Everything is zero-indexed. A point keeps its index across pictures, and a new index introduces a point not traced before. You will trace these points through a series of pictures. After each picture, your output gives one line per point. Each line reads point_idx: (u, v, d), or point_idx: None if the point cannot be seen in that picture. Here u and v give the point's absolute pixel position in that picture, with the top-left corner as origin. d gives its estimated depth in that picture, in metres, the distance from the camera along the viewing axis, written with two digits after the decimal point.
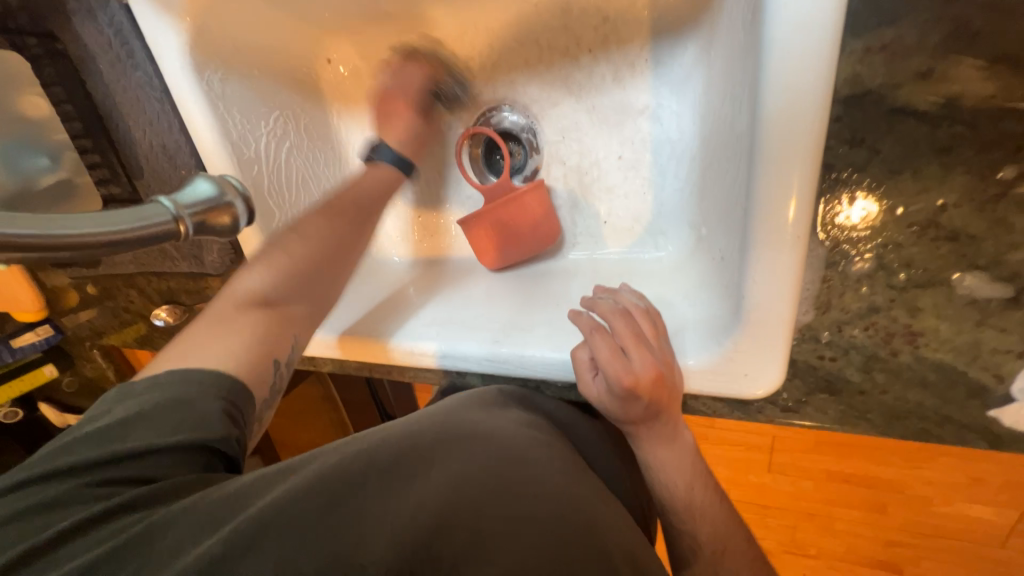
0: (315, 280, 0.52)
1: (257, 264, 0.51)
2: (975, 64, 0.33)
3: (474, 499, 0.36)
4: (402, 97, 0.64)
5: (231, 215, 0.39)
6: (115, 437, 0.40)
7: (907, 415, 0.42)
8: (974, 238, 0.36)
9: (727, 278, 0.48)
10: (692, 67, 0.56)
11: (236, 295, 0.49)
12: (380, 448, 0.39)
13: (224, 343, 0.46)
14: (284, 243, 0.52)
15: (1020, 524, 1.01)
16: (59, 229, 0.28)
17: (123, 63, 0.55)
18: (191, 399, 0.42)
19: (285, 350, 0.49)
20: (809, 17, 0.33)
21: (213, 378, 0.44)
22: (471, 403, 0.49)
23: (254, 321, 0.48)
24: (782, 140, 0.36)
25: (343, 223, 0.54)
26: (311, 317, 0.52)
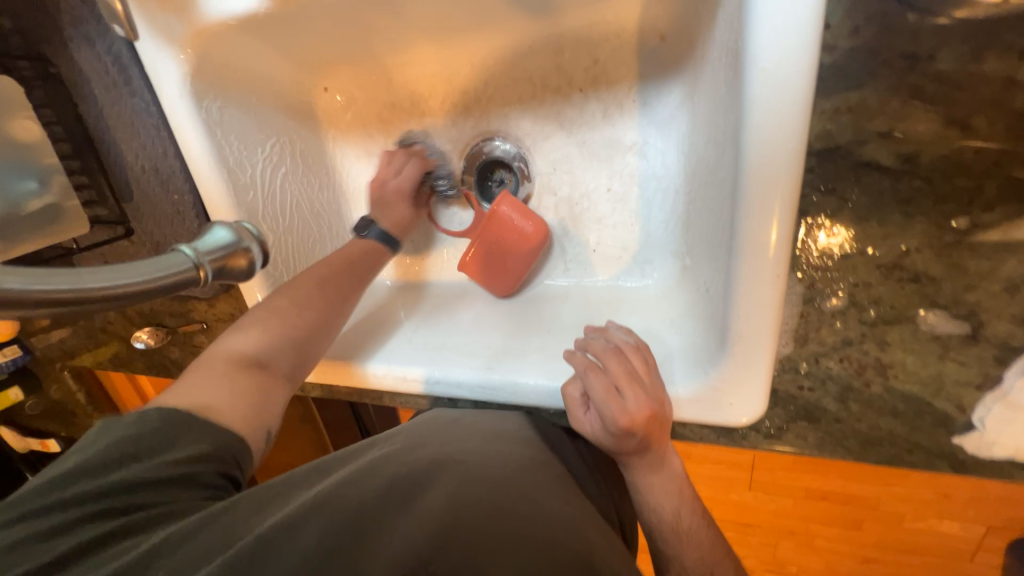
0: (308, 347, 0.51)
1: (250, 325, 0.50)
2: (931, 126, 0.36)
3: (472, 522, 0.38)
4: (395, 183, 0.66)
5: (247, 258, 0.40)
6: (104, 469, 0.40)
7: (880, 441, 0.45)
8: (934, 280, 0.39)
9: (711, 309, 0.50)
10: (676, 110, 0.60)
11: (222, 354, 0.48)
12: (377, 476, 0.41)
13: (216, 398, 0.45)
14: (280, 308, 0.51)
15: (986, 539, 1.05)
16: (91, 282, 0.29)
17: (119, 89, 0.55)
18: (181, 437, 0.42)
19: (278, 413, 0.48)
20: (786, 77, 0.36)
21: (205, 423, 0.43)
22: (480, 428, 0.50)
23: (246, 384, 0.47)
24: (760, 189, 0.39)
25: (335, 287, 0.55)
26: (298, 377, 0.51)
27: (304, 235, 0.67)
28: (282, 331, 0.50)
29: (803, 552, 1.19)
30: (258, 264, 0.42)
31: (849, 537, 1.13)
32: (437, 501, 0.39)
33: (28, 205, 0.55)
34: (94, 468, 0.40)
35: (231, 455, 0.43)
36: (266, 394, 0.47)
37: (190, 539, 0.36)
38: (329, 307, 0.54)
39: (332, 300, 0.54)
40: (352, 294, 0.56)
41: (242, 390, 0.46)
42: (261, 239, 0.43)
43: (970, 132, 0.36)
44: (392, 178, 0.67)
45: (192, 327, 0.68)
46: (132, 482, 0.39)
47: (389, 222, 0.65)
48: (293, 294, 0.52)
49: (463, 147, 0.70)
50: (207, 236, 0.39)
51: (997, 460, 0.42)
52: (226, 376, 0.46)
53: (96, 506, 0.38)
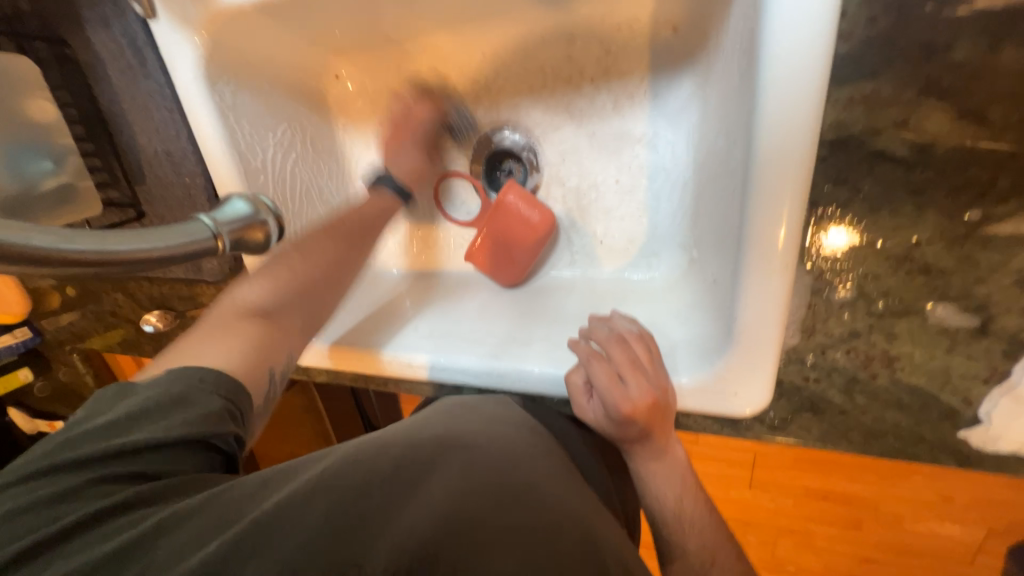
0: (312, 296, 0.54)
1: (258, 276, 0.53)
2: (947, 117, 0.36)
3: (474, 512, 0.37)
4: (407, 132, 0.67)
5: (263, 232, 0.43)
6: (115, 430, 0.41)
7: (884, 434, 0.45)
8: (944, 273, 0.39)
9: (718, 300, 0.50)
10: (687, 101, 0.60)
11: (231, 305, 0.51)
12: (381, 458, 0.40)
13: (221, 352, 0.48)
14: (285, 259, 0.54)
15: (986, 542, 1.05)
16: (117, 245, 0.31)
17: (134, 72, 0.56)
18: (190, 395, 0.44)
19: (280, 360, 0.51)
20: (800, 66, 0.36)
21: (215, 379, 0.45)
22: (494, 416, 0.50)
23: (252, 331, 0.50)
24: (771, 179, 0.39)
25: (342, 244, 0.57)
26: (304, 328, 0.54)
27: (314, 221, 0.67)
28: (286, 280, 0.53)
29: (802, 552, 1.18)
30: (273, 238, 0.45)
31: (849, 537, 1.13)
32: (440, 489, 0.38)
33: (42, 185, 0.55)
34: (111, 428, 0.42)
35: (237, 412, 0.46)
36: (270, 341, 0.50)
37: (194, 516, 0.36)
38: (336, 259, 0.56)
39: (338, 249, 0.56)
40: (353, 249, 0.58)
41: (247, 337, 0.49)
42: (275, 212, 0.45)
43: (986, 123, 0.35)
44: (406, 130, 0.67)
45: (200, 311, 0.69)
46: (147, 446, 0.40)
47: (402, 171, 0.67)
48: (301, 245, 0.55)
49: (471, 139, 0.71)
50: (226, 208, 0.42)
51: (1002, 455, 0.42)
52: (233, 324, 0.50)
53: (110, 471, 0.39)
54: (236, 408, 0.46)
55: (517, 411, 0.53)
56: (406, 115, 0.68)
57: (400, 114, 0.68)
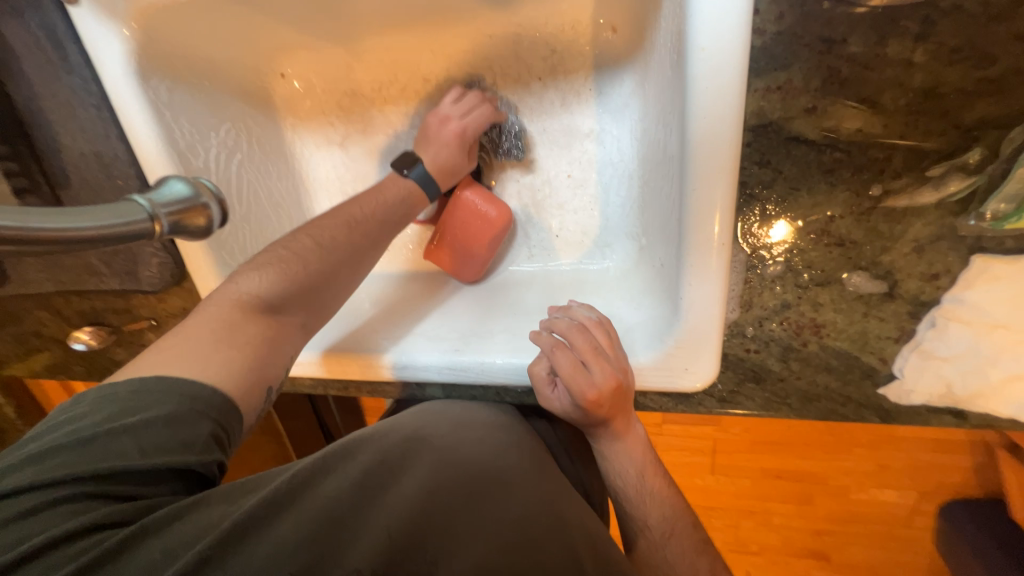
0: (321, 293, 0.50)
1: (264, 267, 0.48)
2: (846, 104, 0.40)
3: (448, 510, 0.38)
4: (459, 124, 0.63)
5: (206, 215, 0.38)
6: (82, 449, 0.36)
7: (818, 397, 0.49)
8: (857, 244, 0.43)
9: (666, 282, 0.53)
10: (628, 97, 0.63)
11: (233, 296, 0.46)
12: (352, 462, 0.40)
13: (224, 357, 0.42)
14: (297, 251, 0.49)
15: (920, 503, 1.14)
16: (38, 224, 0.29)
17: (55, 67, 0.52)
18: (183, 415, 0.38)
19: (278, 374, 0.46)
20: (721, 57, 0.39)
21: (200, 397, 0.39)
22: (470, 421, 0.51)
23: (257, 332, 0.45)
24: (705, 164, 0.42)
25: (361, 237, 0.54)
26: (306, 330, 0.50)
27: (263, 224, 0.64)
28: (298, 275, 0.48)
29: (759, 530, 1.24)
30: (216, 224, 0.40)
31: (802, 512, 1.20)
32: (417, 483, 0.39)
33: None
34: (78, 449, 0.36)
35: (225, 432, 0.40)
36: (273, 347, 0.46)
37: (174, 530, 0.34)
38: (353, 247, 0.53)
39: (357, 242, 0.53)
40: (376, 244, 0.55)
41: (252, 340, 0.44)
42: (220, 195, 0.40)
43: (878, 110, 0.40)
44: (458, 119, 0.63)
45: (138, 325, 0.65)
46: (113, 470, 0.35)
47: (432, 162, 0.62)
48: (314, 233, 0.51)
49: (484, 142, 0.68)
50: (164, 189, 0.38)
51: (916, 407, 0.47)
52: (233, 319, 0.44)
53: (65, 493, 0.34)
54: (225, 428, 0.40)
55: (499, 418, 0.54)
56: (472, 109, 0.64)
57: (443, 112, 0.64)
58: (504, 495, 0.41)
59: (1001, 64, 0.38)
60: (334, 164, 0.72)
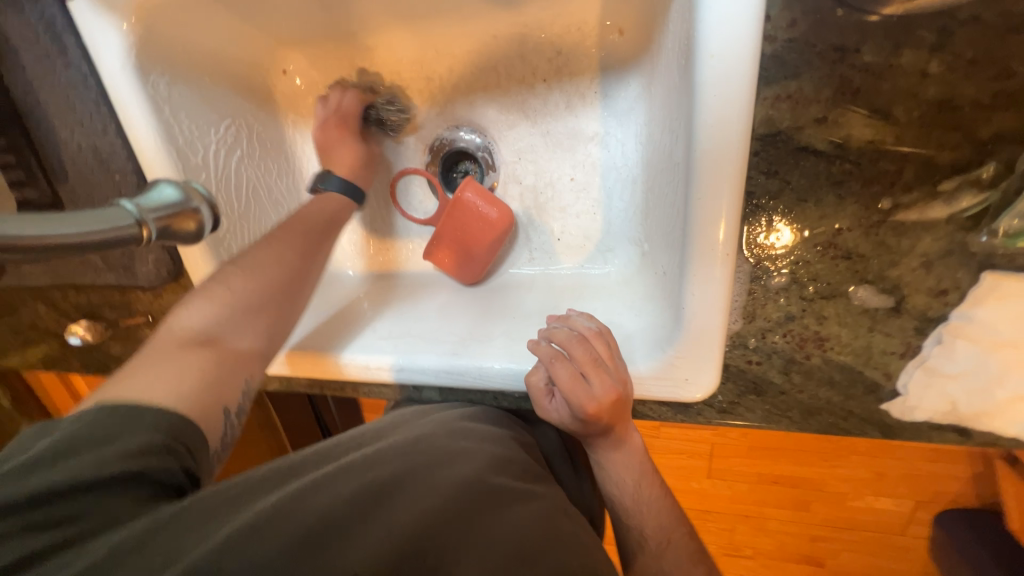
0: (262, 313, 0.50)
1: (198, 300, 0.49)
2: (858, 115, 0.39)
3: (446, 518, 0.37)
4: (337, 121, 0.66)
5: (196, 220, 0.38)
6: (35, 474, 0.35)
7: (820, 410, 0.48)
8: (864, 257, 0.43)
9: (669, 290, 0.53)
10: (634, 101, 0.62)
11: (174, 334, 0.46)
12: (353, 477, 0.39)
13: (174, 381, 0.43)
14: (225, 278, 0.50)
15: (916, 513, 1.14)
16: (27, 229, 0.28)
17: (53, 60, 0.52)
18: (128, 431, 0.38)
19: (237, 397, 0.46)
20: (731, 65, 0.38)
21: (149, 417, 0.39)
22: (467, 432, 0.50)
23: (200, 360, 0.45)
24: (710, 174, 0.41)
25: (298, 253, 0.54)
26: (258, 354, 0.49)
27: (261, 222, 0.64)
28: (232, 301, 0.49)
29: (754, 535, 1.24)
30: (207, 228, 0.40)
31: (798, 518, 1.20)
32: (417, 496, 0.39)
33: None
34: (33, 473, 0.35)
35: (183, 446, 0.40)
36: (221, 371, 0.45)
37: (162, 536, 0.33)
38: (290, 266, 0.53)
39: (291, 260, 0.53)
40: (313, 258, 0.55)
41: (194, 368, 0.44)
42: (211, 200, 0.41)
43: (891, 121, 0.39)
44: (331, 114, 0.66)
45: (135, 321, 0.64)
46: (86, 487, 0.35)
47: (342, 166, 0.64)
48: (242, 260, 0.52)
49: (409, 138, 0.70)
50: (153, 193, 0.37)
51: (919, 423, 0.46)
52: (176, 354, 0.44)
53: (39, 513, 0.34)
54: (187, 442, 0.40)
55: (498, 438, 0.52)
56: (333, 107, 0.67)
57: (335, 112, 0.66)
58: (500, 508, 0.40)
59: (1019, 77, 0.37)
60: None
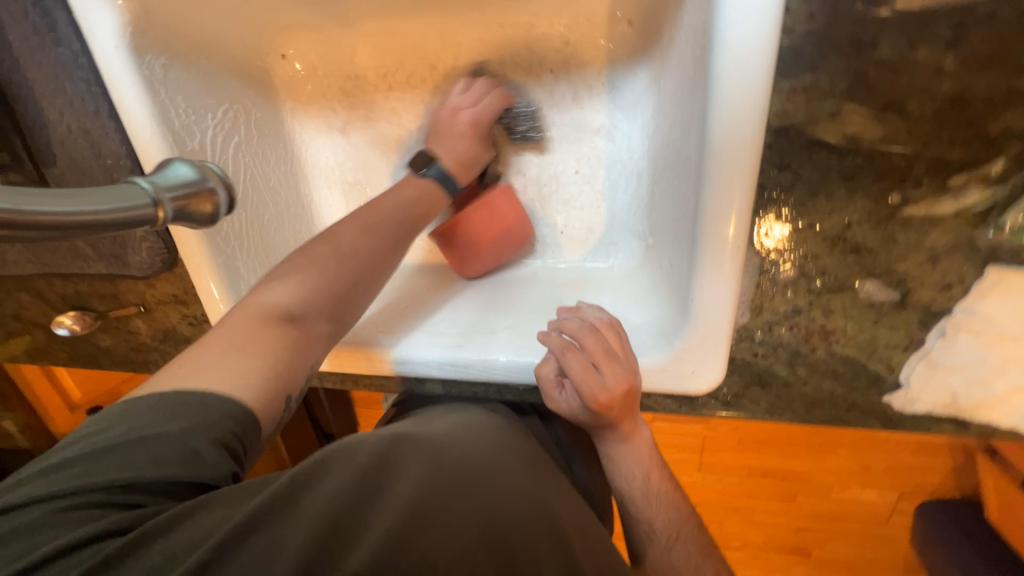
0: (344, 298, 0.48)
1: (286, 275, 0.46)
2: (870, 110, 0.40)
3: (449, 507, 0.37)
4: (467, 117, 0.62)
5: (213, 202, 0.37)
6: (106, 458, 0.35)
7: (822, 403, 0.49)
8: (872, 251, 0.43)
9: (676, 283, 0.53)
10: (642, 94, 0.62)
11: (256, 306, 0.44)
12: (344, 466, 0.38)
13: (244, 365, 0.41)
14: (317, 257, 0.48)
15: (899, 503, 1.17)
16: (28, 204, 0.27)
17: (41, 37, 0.49)
18: (198, 425, 0.37)
19: (302, 381, 0.45)
20: (750, 56, 0.38)
21: (214, 408, 0.38)
22: (475, 428, 0.50)
23: (278, 341, 0.43)
24: (723, 166, 0.41)
25: (383, 239, 0.52)
26: (332, 337, 0.47)
27: (259, 210, 0.62)
28: (321, 281, 0.47)
29: (744, 527, 1.26)
30: (224, 212, 0.38)
31: (786, 510, 1.22)
32: (415, 482, 0.37)
33: None
34: (96, 458, 0.35)
35: (239, 443, 0.39)
36: (297, 355, 0.44)
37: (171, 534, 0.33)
38: (373, 250, 0.51)
39: (373, 245, 0.51)
40: (397, 247, 0.53)
41: (273, 349, 0.43)
42: (227, 180, 0.39)
43: (903, 116, 0.39)
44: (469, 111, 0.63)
45: (126, 311, 0.62)
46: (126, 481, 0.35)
47: (448, 159, 0.61)
48: (330, 238, 0.49)
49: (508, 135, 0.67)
50: (168, 172, 0.36)
51: (919, 415, 0.47)
52: (259, 332, 0.43)
53: (63, 503, 0.33)
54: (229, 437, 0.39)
55: (516, 434, 0.53)
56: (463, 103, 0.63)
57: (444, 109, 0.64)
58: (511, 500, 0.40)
59: None
60: (335, 151, 0.70)
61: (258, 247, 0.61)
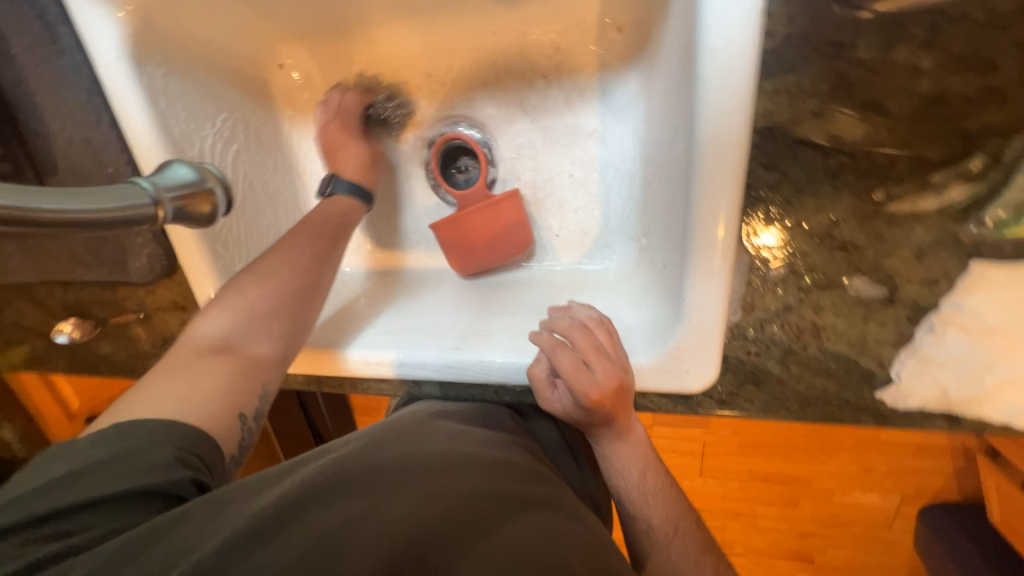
0: (281, 318, 0.50)
1: (216, 308, 0.49)
2: (853, 110, 0.41)
3: (443, 515, 0.37)
4: (339, 122, 0.66)
5: (211, 203, 0.38)
6: (59, 488, 0.36)
7: (816, 400, 0.49)
8: (859, 248, 0.44)
9: (669, 283, 0.53)
10: (632, 98, 0.63)
11: (191, 343, 0.46)
12: (345, 479, 0.38)
13: (187, 392, 0.43)
14: (244, 286, 0.50)
15: (900, 506, 1.16)
16: (35, 203, 0.27)
17: (44, 49, 0.51)
18: (146, 445, 0.38)
19: (253, 401, 0.46)
20: (732, 60, 0.39)
21: (167, 430, 0.39)
22: (473, 436, 0.50)
23: (214, 367, 0.45)
24: (710, 166, 0.42)
25: (317, 255, 0.54)
26: (277, 360, 0.49)
27: (257, 217, 0.63)
28: (251, 306, 0.49)
29: (745, 532, 1.25)
30: (220, 211, 0.40)
31: (787, 514, 1.22)
32: (413, 494, 0.38)
33: None
34: (55, 487, 0.36)
35: (199, 458, 0.40)
36: (237, 377, 0.45)
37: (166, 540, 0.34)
38: (308, 271, 0.53)
39: (305, 262, 0.53)
40: (328, 262, 0.55)
41: (211, 374, 0.44)
42: (224, 182, 0.41)
43: (884, 115, 0.40)
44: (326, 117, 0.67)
45: (125, 318, 0.63)
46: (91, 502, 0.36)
47: (351, 168, 0.64)
48: (259, 266, 0.51)
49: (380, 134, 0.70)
50: (167, 173, 0.37)
51: (911, 411, 0.47)
52: (195, 363, 0.45)
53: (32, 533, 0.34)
54: (199, 455, 0.40)
55: (498, 438, 0.52)
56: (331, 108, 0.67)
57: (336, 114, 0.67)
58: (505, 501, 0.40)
59: (1006, 73, 0.38)
60: None
61: (256, 253, 0.62)
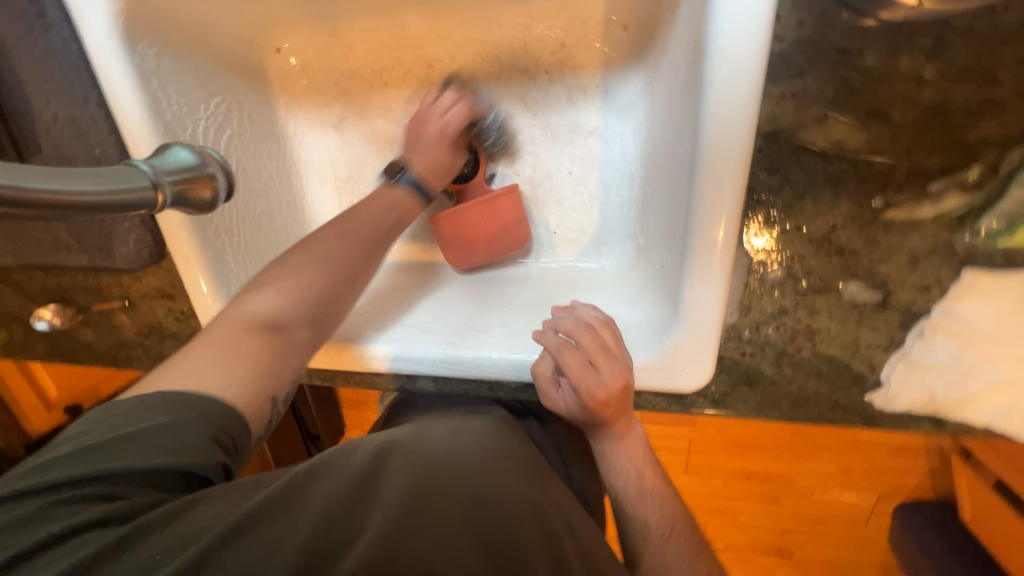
0: (324, 303, 0.48)
1: (262, 284, 0.46)
2: (855, 116, 0.41)
3: (439, 511, 0.37)
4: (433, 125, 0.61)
5: (212, 188, 0.37)
6: (83, 457, 0.35)
7: (807, 402, 0.50)
8: (855, 253, 0.45)
9: (667, 283, 0.53)
10: (635, 97, 0.63)
11: (237, 315, 0.44)
12: (343, 471, 0.39)
13: (228, 370, 0.41)
14: (293, 264, 0.48)
15: (877, 506, 1.19)
16: (34, 182, 0.27)
17: (30, 23, 0.48)
18: (182, 421, 0.37)
19: (287, 387, 0.45)
20: (741, 61, 0.39)
21: (203, 408, 0.38)
22: (487, 434, 0.49)
23: (257, 346, 0.43)
24: (714, 167, 0.42)
25: (358, 243, 0.52)
26: (314, 346, 0.47)
27: (250, 204, 0.61)
28: (299, 288, 0.47)
29: (728, 529, 1.28)
30: (222, 197, 0.39)
31: (769, 511, 1.24)
32: (408, 485, 0.38)
33: None
34: (76, 457, 0.35)
35: (231, 441, 0.39)
36: (279, 360, 0.44)
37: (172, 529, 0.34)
38: (353, 257, 0.52)
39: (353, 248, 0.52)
40: (372, 252, 0.53)
41: (255, 353, 0.42)
42: (226, 167, 0.40)
43: (886, 123, 0.41)
44: (434, 121, 0.61)
45: (109, 305, 0.61)
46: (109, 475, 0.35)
47: (421, 166, 0.60)
48: (306, 247, 0.50)
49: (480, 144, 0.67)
50: (167, 157, 0.36)
51: (899, 414, 0.49)
52: (238, 338, 0.42)
53: (48, 499, 0.34)
54: (232, 437, 0.39)
55: (508, 433, 0.52)
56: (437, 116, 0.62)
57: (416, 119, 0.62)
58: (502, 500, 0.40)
59: (1005, 86, 0.39)
60: (328, 147, 0.69)
61: (248, 242, 0.60)
